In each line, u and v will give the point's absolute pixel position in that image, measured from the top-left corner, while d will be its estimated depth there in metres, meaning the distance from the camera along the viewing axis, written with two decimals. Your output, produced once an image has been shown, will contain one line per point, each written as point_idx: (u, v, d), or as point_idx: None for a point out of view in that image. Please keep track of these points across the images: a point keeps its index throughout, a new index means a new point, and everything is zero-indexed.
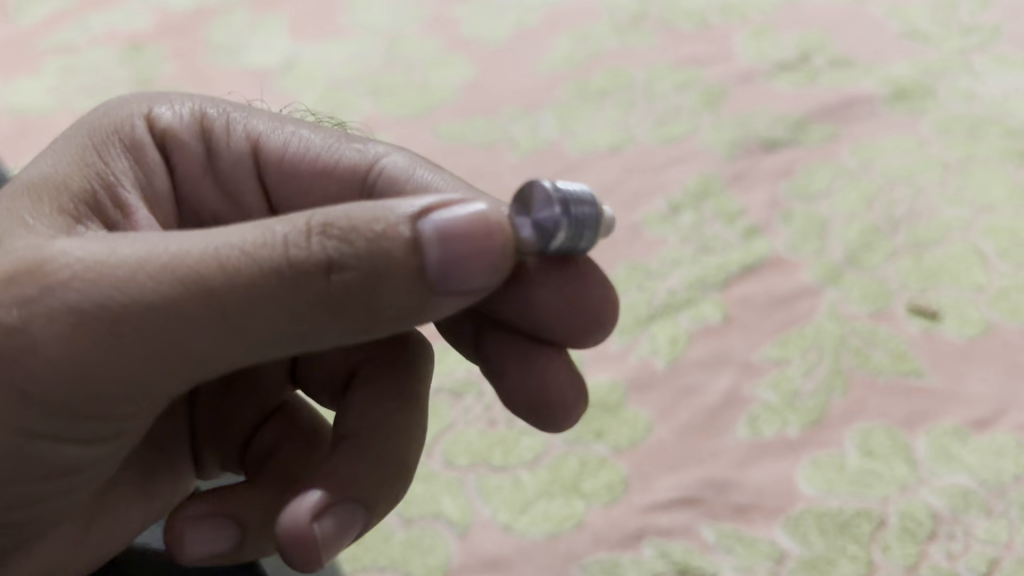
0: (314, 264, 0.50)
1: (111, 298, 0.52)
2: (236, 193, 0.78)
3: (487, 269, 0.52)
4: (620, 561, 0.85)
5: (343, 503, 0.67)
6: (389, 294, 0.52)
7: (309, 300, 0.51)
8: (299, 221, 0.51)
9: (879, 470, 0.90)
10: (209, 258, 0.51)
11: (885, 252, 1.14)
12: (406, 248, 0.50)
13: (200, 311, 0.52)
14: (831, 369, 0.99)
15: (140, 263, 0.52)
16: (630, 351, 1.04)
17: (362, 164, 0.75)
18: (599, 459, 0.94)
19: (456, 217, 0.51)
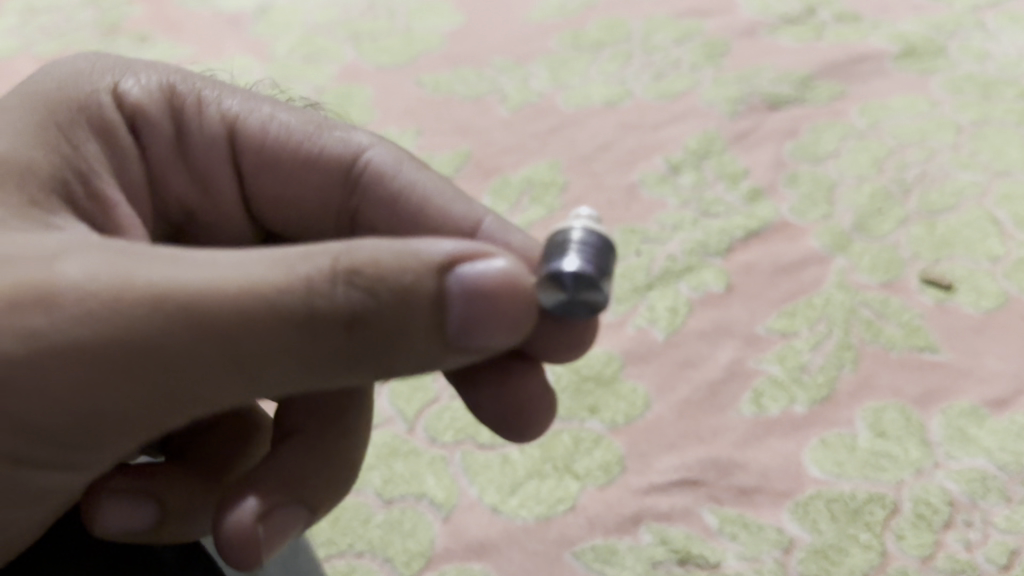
0: (338, 314, 0.45)
1: (107, 334, 0.45)
2: (209, 179, 0.73)
3: (511, 328, 0.49)
4: (616, 548, 0.79)
5: (290, 506, 0.65)
6: (413, 348, 0.48)
7: (330, 351, 0.47)
8: (324, 260, 0.45)
9: (892, 452, 0.84)
10: (223, 297, 0.45)
11: (896, 219, 1.08)
12: (433, 300, 0.47)
13: (209, 356, 0.46)
14: (840, 342, 0.93)
15: (141, 294, 0.45)
16: (626, 321, 0.98)
17: (346, 155, 0.71)
18: (593, 436, 0.87)
19: (488, 271, 0.47)
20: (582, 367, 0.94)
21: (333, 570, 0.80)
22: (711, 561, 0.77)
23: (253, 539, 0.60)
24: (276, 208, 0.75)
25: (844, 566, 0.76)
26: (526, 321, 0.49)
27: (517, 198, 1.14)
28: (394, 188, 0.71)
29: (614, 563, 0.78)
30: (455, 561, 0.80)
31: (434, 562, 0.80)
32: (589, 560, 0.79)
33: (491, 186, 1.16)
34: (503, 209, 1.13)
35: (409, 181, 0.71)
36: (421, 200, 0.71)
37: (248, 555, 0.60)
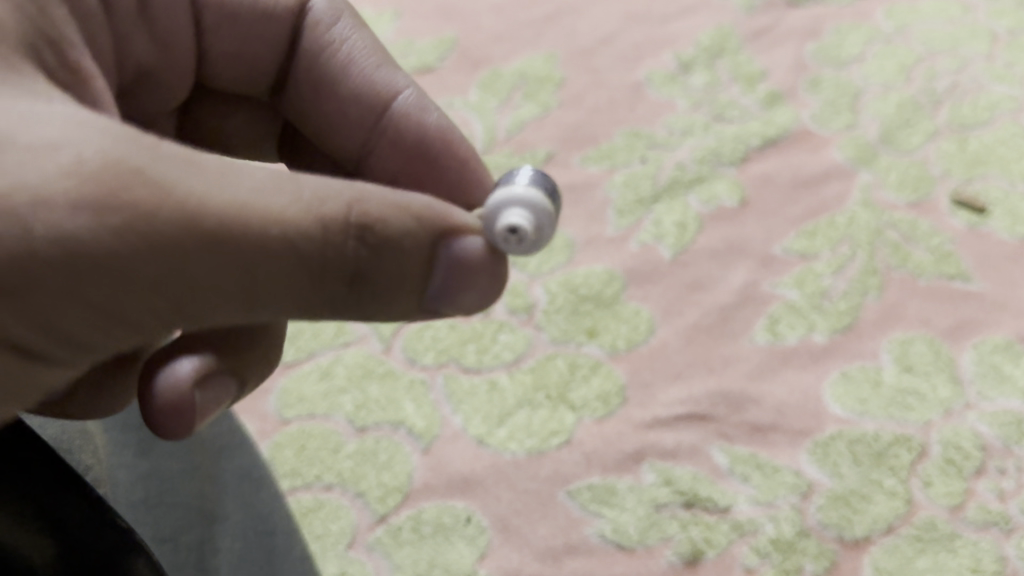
0: (343, 268, 0.42)
1: (124, 245, 0.38)
2: (171, 40, 0.65)
3: (483, 290, 0.49)
4: (615, 489, 0.71)
5: (221, 374, 0.57)
6: (390, 303, 0.46)
7: (327, 299, 0.43)
8: (341, 206, 0.41)
9: (919, 389, 0.76)
10: (251, 228, 0.39)
11: (925, 133, 0.98)
12: (421, 264, 0.45)
13: (219, 287, 0.41)
14: (865, 267, 0.85)
15: (166, 205, 0.38)
16: (628, 236, 0.89)
17: (296, 6, 0.66)
18: (591, 363, 0.79)
19: (477, 246, 0.47)
20: (579, 287, 0.85)
21: (298, 504, 0.72)
22: (721, 506, 0.69)
23: (184, 393, 0.53)
24: (229, 63, 0.68)
25: (867, 515, 0.69)
26: (494, 286, 0.50)
27: (508, 93, 1.04)
28: (331, 43, 0.67)
29: (613, 505, 0.70)
30: (436, 498, 0.72)
31: (412, 499, 0.72)
32: (585, 500, 0.71)
33: (480, 79, 1.06)
34: (492, 105, 1.03)
35: (345, 40, 0.67)
36: (353, 62, 0.67)
37: (176, 415, 0.53)
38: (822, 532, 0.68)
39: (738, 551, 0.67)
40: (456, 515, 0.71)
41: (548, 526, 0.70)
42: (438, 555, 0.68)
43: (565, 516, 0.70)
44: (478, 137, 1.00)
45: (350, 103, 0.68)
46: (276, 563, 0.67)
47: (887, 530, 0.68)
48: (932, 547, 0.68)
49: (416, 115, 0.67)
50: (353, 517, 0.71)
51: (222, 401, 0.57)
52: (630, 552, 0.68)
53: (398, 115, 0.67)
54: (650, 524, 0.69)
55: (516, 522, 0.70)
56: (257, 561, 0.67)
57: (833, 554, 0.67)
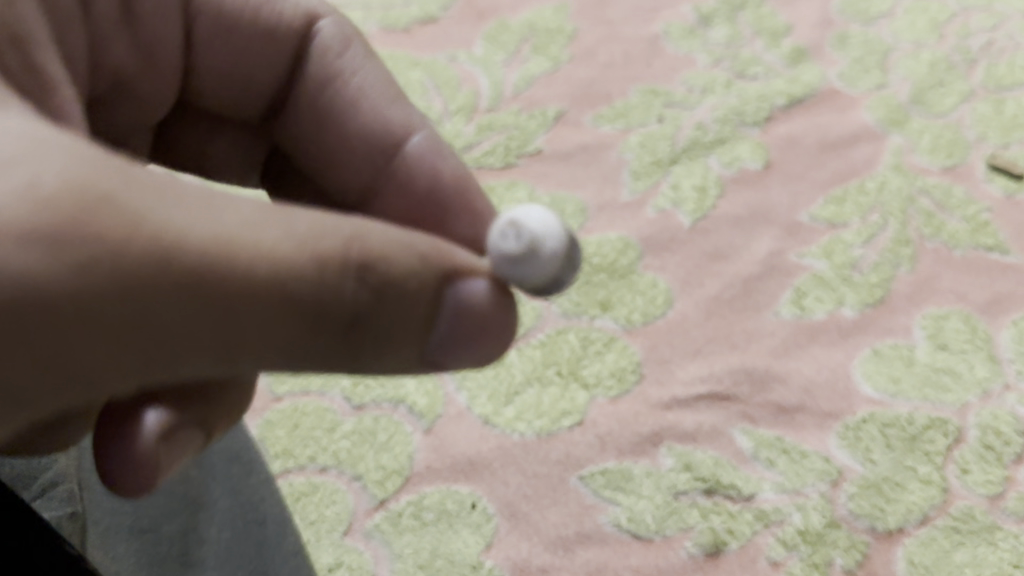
0: (340, 315, 0.33)
1: (79, 287, 0.29)
2: (153, 45, 0.53)
3: (486, 347, 0.40)
4: (631, 474, 0.66)
5: (187, 426, 0.43)
6: (388, 360, 0.37)
7: (319, 356, 0.34)
8: (339, 240, 0.33)
9: (955, 369, 0.71)
10: (235, 267, 0.31)
11: (959, 93, 0.92)
12: (426, 313, 0.36)
13: (192, 342, 0.31)
14: (897, 236, 0.79)
15: (133, 236, 0.30)
16: (645, 201, 0.84)
17: (297, 23, 0.54)
18: (605, 338, 0.74)
19: (485, 288, 0.38)
20: (592, 256, 0.80)
21: (290, 488, 0.67)
22: (744, 493, 0.65)
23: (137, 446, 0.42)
24: (213, 79, 0.56)
25: (901, 505, 0.64)
26: (501, 348, 0.41)
27: (516, 46, 0.98)
28: (337, 71, 0.54)
29: (628, 491, 0.65)
30: (439, 482, 0.67)
31: (413, 483, 0.67)
32: (599, 486, 0.66)
33: (486, 30, 1.00)
34: (499, 59, 0.97)
35: (355, 71, 0.55)
36: (362, 97, 0.54)
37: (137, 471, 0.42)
38: (853, 523, 0.64)
39: (763, 542, 0.63)
40: (460, 501, 0.66)
41: (559, 514, 0.65)
42: (441, 544, 0.64)
43: (577, 503, 0.65)
44: (485, 93, 0.94)
45: (357, 138, 0.55)
46: (266, 558, 0.56)
47: (922, 521, 0.64)
48: (970, 540, 0.63)
49: (431, 162, 0.54)
50: (350, 502, 0.66)
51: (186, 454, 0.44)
52: (647, 542, 0.63)
53: (408, 164, 0.54)
54: (669, 513, 0.64)
55: (524, 509, 0.65)
56: (248, 554, 0.56)
57: (865, 546, 0.63)
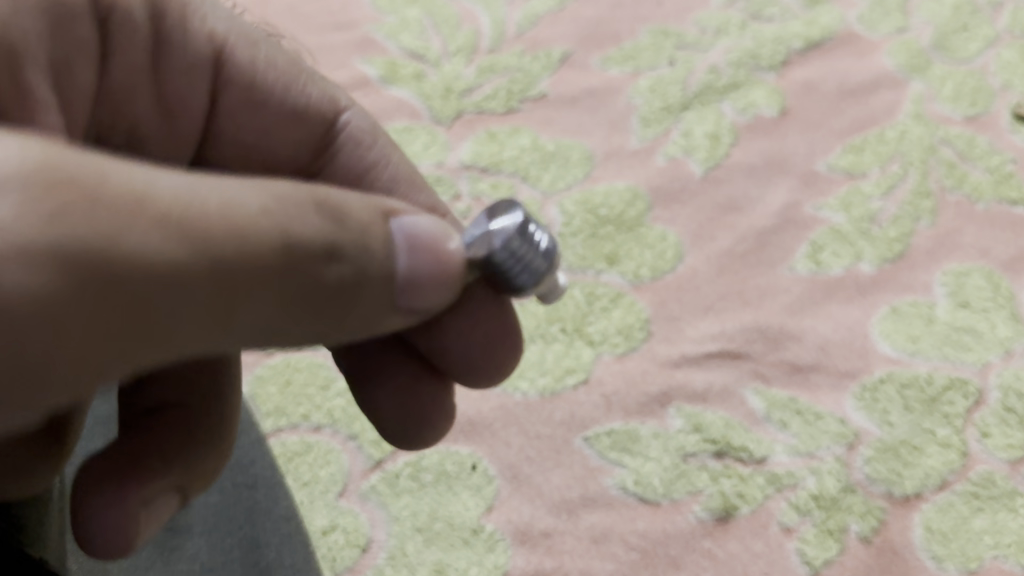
0: (313, 250, 0.30)
1: (56, 236, 0.25)
2: (177, 107, 0.49)
3: (447, 288, 0.37)
4: (638, 435, 0.64)
5: (164, 491, 0.44)
6: (367, 308, 0.33)
7: (308, 308, 0.31)
8: (291, 184, 0.31)
9: (976, 327, 0.68)
10: (209, 212, 0.28)
11: (983, 38, 0.87)
12: (384, 250, 0.33)
13: (185, 297, 0.27)
14: (917, 189, 0.76)
15: (101, 183, 0.26)
16: (654, 149, 0.80)
17: (327, 108, 0.51)
18: (612, 293, 0.71)
19: (427, 222, 0.35)
20: (600, 207, 0.76)
21: (283, 448, 0.65)
22: (756, 456, 0.62)
23: (121, 502, 0.42)
24: (236, 155, 0.51)
25: (918, 469, 0.61)
26: (458, 286, 0.38)
27: None
28: (368, 160, 0.52)
29: (635, 453, 0.63)
30: (438, 442, 0.65)
31: None
32: (605, 448, 0.63)
33: None
34: None
35: (385, 159, 0.52)
36: (393, 184, 0.52)
37: (119, 529, 0.42)
38: (869, 488, 0.61)
39: (775, 507, 0.60)
40: (460, 463, 0.63)
41: (563, 476, 0.62)
42: (440, 506, 0.61)
43: (581, 465, 0.63)
44: (486, 32, 0.89)
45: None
46: (256, 523, 0.53)
47: (940, 486, 0.61)
48: (990, 506, 0.60)
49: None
50: (345, 463, 0.64)
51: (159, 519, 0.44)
52: (654, 506, 0.61)
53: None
54: (678, 475, 0.62)
55: (527, 471, 0.63)
56: (237, 518, 0.53)
57: (881, 512, 0.60)
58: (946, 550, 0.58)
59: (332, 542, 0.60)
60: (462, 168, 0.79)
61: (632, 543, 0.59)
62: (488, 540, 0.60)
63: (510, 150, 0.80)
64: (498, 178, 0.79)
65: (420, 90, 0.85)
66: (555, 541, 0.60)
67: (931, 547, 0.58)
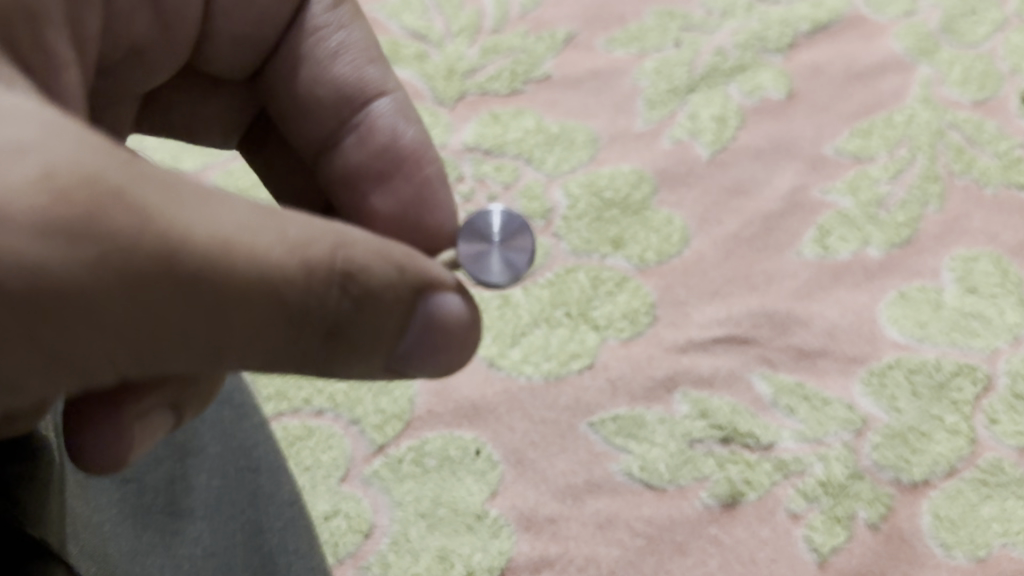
0: (321, 320, 0.31)
1: (86, 281, 0.26)
2: (176, 18, 0.49)
3: (441, 358, 0.37)
4: (644, 421, 0.63)
5: (157, 406, 0.41)
6: (353, 366, 0.34)
7: (298, 362, 0.32)
8: (326, 248, 0.30)
9: (984, 313, 0.67)
10: (236, 274, 0.28)
11: (992, 22, 0.86)
12: (395, 323, 0.34)
13: (185, 342, 0.29)
14: (925, 172, 0.75)
15: (141, 230, 0.27)
16: (659, 132, 0.79)
17: None
18: (617, 277, 0.70)
19: (455, 303, 0.35)
20: (604, 190, 0.75)
21: (285, 432, 0.64)
22: (763, 442, 0.61)
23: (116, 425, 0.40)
24: (229, 49, 0.51)
25: (926, 456, 0.61)
26: (456, 358, 0.38)
27: None
28: (320, 21, 0.51)
29: (641, 439, 0.62)
30: (442, 427, 0.64)
31: (413, 428, 0.64)
32: (610, 433, 0.63)
33: None
34: None
35: (339, 25, 0.51)
36: (340, 51, 0.51)
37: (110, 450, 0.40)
38: (877, 475, 0.60)
39: (782, 493, 0.59)
40: (464, 448, 0.63)
41: (568, 462, 0.62)
42: (443, 492, 0.61)
43: (586, 451, 0.62)
44: (489, 12, 0.88)
45: (321, 84, 0.51)
46: (259, 507, 0.51)
47: (948, 473, 0.60)
48: (998, 493, 0.59)
49: (390, 125, 0.51)
50: (347, 448, 0.63)
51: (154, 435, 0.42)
52: (660, 492, 0.60)
53: (368, 122, 0.51)
54: (684, 461, 0.61)
55: (532, 457, 0.62)
56: (239, 502, 0.51)
57: (889, 499, 0.59)
58: (954, 537, 0.57)
59: (334, 527, 0.60)
60: (465, 150, 0.78)
61: (638, 530, 0.59)
62: (493, 526, 0.59)
63: (513, 132, 0.80)
64: (502, 160, 0.78)
65: (422, 70, 0.84)
66: (560, 527, 0.59)
67: (939, 535, 0.58)
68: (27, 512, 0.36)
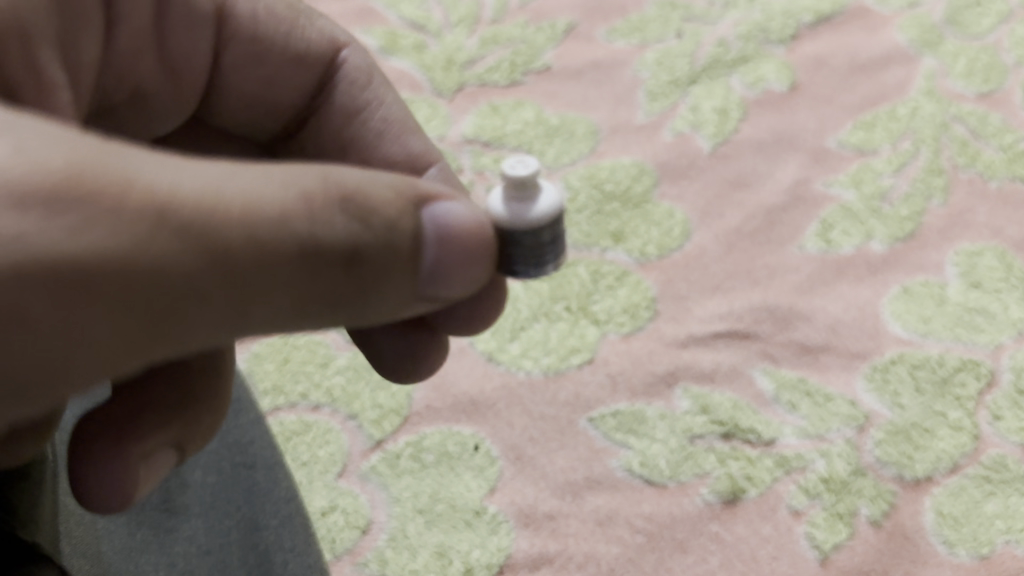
0: (334, 250, 0.29)
1: (78, 247, 0.25)
2: (182, 64, 0.47)
3: (464, 279, 0.34)
4: (644, 416, 0.62)
5: (161, 447, 0.41)
6: (384, 303, 0.32)
7: (324, 303, 0.30)
8: (316, 176, 0.29)
9: (988, 308, 0.66)
10: (230, 215, 0.27)
11: (997, 14, 0.85)
12: (410, 245, 0.31)
13: (200, 297, 0.27)
14: (928, 166, 0.74)
15: (126, 190, 0.25)
16: (661, 124, 0.78)
17: (321, 47, 0.48)
18: (617, 272, 0.69)
19: (457, 210, 0.33)
20: (605, 183, 0.75)
21: (282, 428, 0.64)
22: (765, 438, 0.61)
23: (120, 460, 0.39)
24: (240, 107, 0.49)
25: (929, 452, 0.60)
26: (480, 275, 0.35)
27: None
28: (360, 101, 0.49)
29: (641, 435, 0.61)
30: (440, 423, 0.63)
31: (412, 423, 0.63)
32: (609, 429, 0.62)
33: None
34: None
35: (378, 100, 0.49)
36: (384, 127, 0.49)
37: (112, 488, 0.39)
38: (880, 472, 0.59)
39: (783, 490, 0.59)
40: (462, 443, 0.62)
41: (567, 458, 0.61)
42: (441, 488, 0.60)
43: (586, 447, 0.61)
44: (489, 3, 0.87)
45: (369, 164, 0.49)
46: (256, 504, 0.51)
47: (952, 469, 0.59)
48: (1002, 490, 0.58)
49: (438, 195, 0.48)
50: (345, 443, 0.63)
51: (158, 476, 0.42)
52: (660, 488, 0.59)
53: None
54: (685, 458, 0.60)
55: (531, 453, 0.61)
56: (236, 500, 0.51)
57: (892, 496, 0.58)
58: (957, 535, 0.57)
59: (331, 523, 0.59)
60: (464, 142, 0.78)
61: (637, 526, 0.58)
62: (491, 522, 0.58)
63: (513, 124, 0.79)
64: (501, 152, 0.77)
65: (421, 61, 0.83)
66: (559, 524, 0.58)
67: (942, 532, 0.57)
68: (20, 513, 0.35)
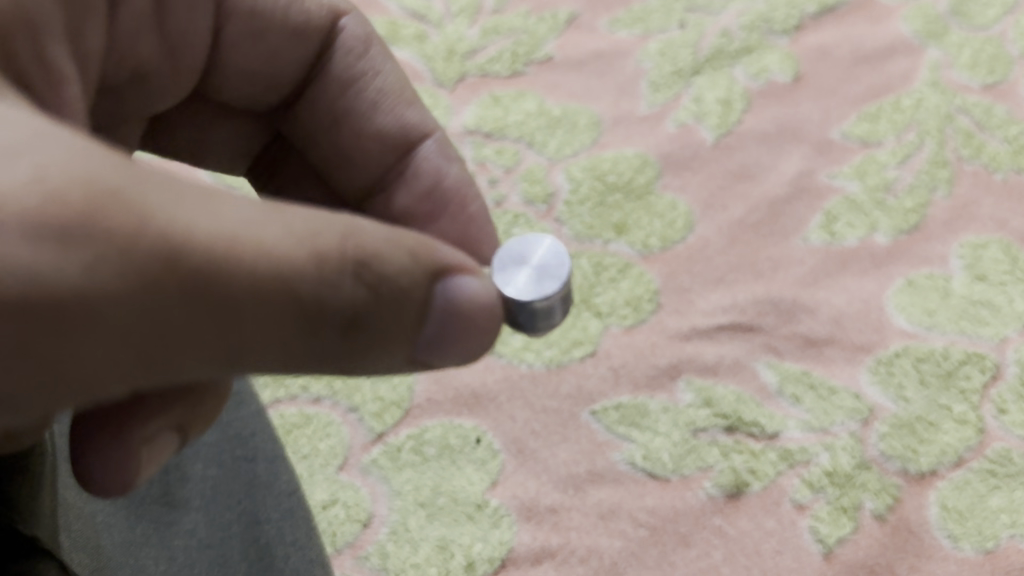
0: (337, 313, 0.28)
1: (80, 285, 0.24)
2: (180, 41, 0.45)
3: (464, 350, 0.33)
4: (647, 409, 0.62)
5: (164, 430, 0.40)
6: (379, 362, 0.31)
7: (316, 360, 0.29)
8: (338, 236, 0.27)
9: (993, 301, 0.66)
10: (239, 269, 0.26)
11: (1002, 4, 0.84)
12: (415, 313, 0.30)
13: (194, 347, 0.26)
14: (933, 158, 0.73)
15: (136, 230, 0.24)
16: (664, 115, 0.78)
17: (319, 18, 0.48)
18: (620, 264, 0.69)
19: (473, 286, 0.32)
20: (607, 174, 0.74)
21: (282, 420, 0.63)
22: (768, 431, 0.60)
23: (122, 446, 0.39)
24: (240, 82, 0.49)
25: (933, 446, 0.60)
26: (482, 346, 0.34)
27: None
28: (356, 70, 0.49)
29: (644, 428, 0.61)
30: (441, 415, 0.63)
31: (413, 416, 0.63)
32: (612, 422, 0.62)
33: None
34: None
35: (374, 70, 0.49)
36: (379, 98, 0.49)
37: (109, 471, 0.39)
38: (885, 465, 0.59)
39: (787, 484, 0.58)
40: (464, 436, 0.62)
41: (570, 451, 0.61)
42: (443, 481, 0.60)
43: (588, 440, 0.61)
44: None
45: (367, 136, 0.49)
46: (257, 496, 0.50)
47: (957, 463, 0.59)
48: (1007, 484, 0.58)
49: (434, 165, 0.50)
50: (345, 435, 0.62)
51: (160, 458, 0.41)
52: (663, 482, 0.59)
53: (413, 167, 0.50)
54: (688, 451, 0.60)
55: (533, 446, 0.61)
56: (237, 493, 0.50)
57: (896, 490, 0.58)
58: (962, 529, 0.56)
59: (332, 516, 0.59)
60: (465, 133, 0.77)
61: (640, 520, 0.58)
62: (493, 516, 0.58)
63: (515, 115, 0.78)
64: (502, 143, 0.76)
65: (421, 51, 0.82)
66: (561, 517, 0.58)
67: (947, 526, 0.57)
68: (20, 508, 0.34)
